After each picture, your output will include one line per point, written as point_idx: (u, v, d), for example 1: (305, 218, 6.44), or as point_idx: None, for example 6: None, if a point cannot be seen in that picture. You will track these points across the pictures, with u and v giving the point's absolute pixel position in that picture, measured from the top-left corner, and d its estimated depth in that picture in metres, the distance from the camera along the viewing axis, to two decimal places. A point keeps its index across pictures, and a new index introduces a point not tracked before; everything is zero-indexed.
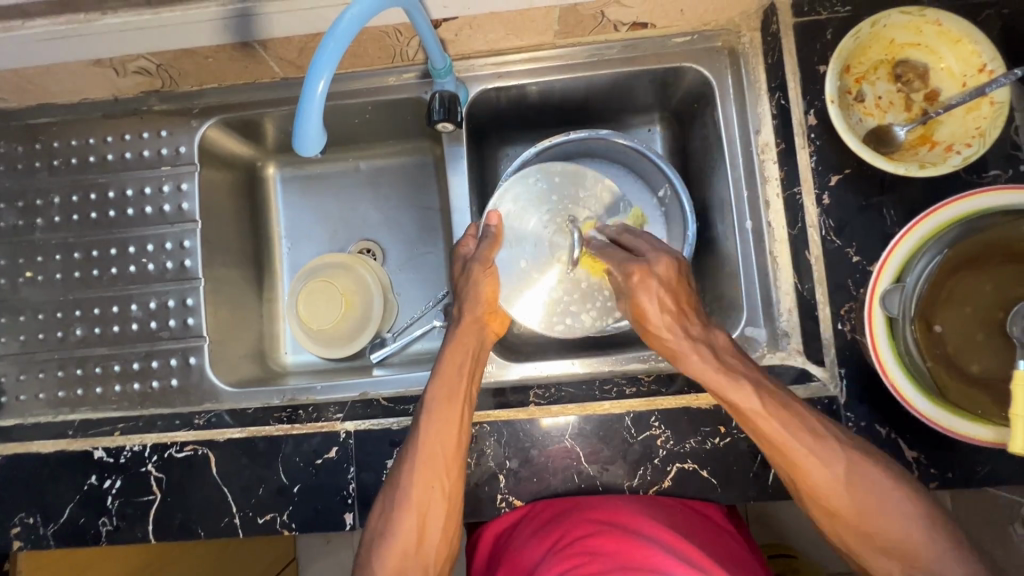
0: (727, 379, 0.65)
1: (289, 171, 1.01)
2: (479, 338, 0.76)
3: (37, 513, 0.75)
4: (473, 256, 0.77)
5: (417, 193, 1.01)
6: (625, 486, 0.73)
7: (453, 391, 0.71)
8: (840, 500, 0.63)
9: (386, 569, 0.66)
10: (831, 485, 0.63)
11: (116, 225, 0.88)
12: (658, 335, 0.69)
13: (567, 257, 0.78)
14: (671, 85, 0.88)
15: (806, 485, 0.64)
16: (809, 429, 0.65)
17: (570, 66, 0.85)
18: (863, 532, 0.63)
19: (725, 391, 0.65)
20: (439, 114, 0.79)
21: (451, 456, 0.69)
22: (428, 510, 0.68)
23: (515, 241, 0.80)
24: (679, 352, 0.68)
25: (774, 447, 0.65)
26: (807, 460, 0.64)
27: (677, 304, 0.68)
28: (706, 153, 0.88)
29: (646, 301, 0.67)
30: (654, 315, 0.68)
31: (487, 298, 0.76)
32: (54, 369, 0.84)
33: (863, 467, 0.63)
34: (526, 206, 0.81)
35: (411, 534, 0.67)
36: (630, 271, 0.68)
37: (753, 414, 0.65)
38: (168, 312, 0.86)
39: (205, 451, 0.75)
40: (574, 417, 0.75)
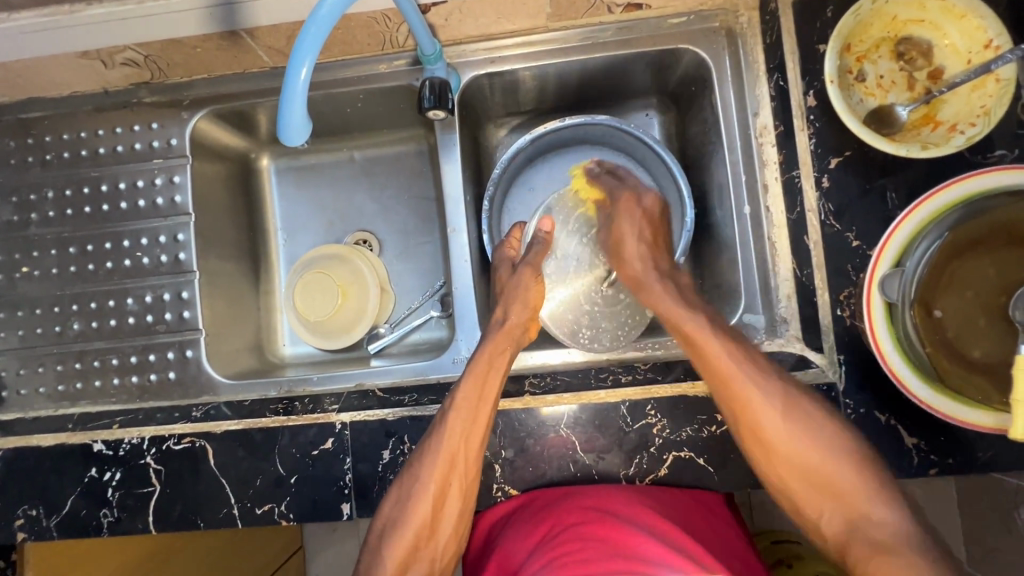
0: (684, 310, 0.73)
1: (284, 162, 1.00)
2: (518, 338, 0.77)
3: (39, 506, 0.76)
4: (519, 260, 0.82)
5: (413, 183, 1.00)
6: (621, 474, 0.73)
7: (483, 391, 0.70)
8: (777, 432, 0.67)
9: (395, 553, 0.68)
10: (772, 425, 0.67)
11: (109, 219, 0.87)
12: (625, 263, 0.80)
13: (601, 274, 0.85)
14: (668, 67, 0.86)
15: (749, 419, 0.68)
16: (754, 365, 0.69)
17: (565, 50, 0.84)
18: (790, 462, 0.67)
19: (684, 326, 0.72)
20: (429, 102, 0.77)
21: (473, 456, 0.69)
22: (446, 503, 0.69)
23: (563, 250, 0.87)
24: (646, 287, 0.77)
25: (723, 381, 0.68)
26: (754, 396, 0.67)
27: (648, 236, 0.81)
28: (704, 137, 0.87)
29: (629, 225, 0.81)
30: (631, 245, 0.80)
31: (534, 305, 0.79)
32: (53, 363, 0.85)
33: (798, 400, 0.68)
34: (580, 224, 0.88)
35: (425, 526, 0.68)
36: (620, 198, 0.83)
37: (703, 341, 0.70)
38: (163, 305, 0.86)
39: (202, 443, 0.76)
40: (570, 407, 0.74)
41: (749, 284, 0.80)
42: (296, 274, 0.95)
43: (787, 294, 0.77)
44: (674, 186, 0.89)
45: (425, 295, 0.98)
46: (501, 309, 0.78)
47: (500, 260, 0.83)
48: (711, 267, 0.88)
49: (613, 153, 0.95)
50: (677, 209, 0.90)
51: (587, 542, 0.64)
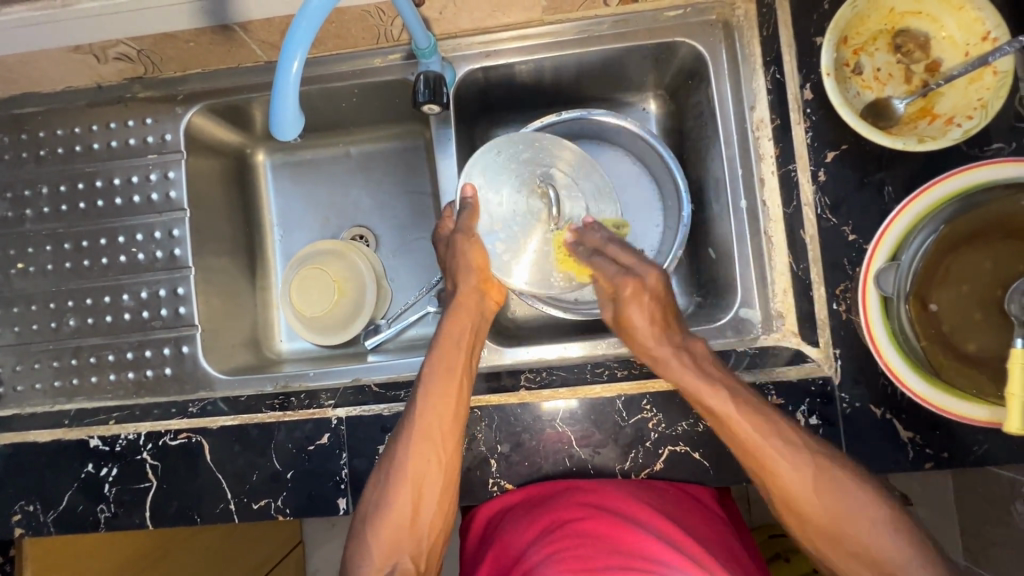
0: (706, 384, 0.67)
1: (279, 157, 1.00)
2: (480, 308, 0.75)
3: (37, 501, 0.76)
4: (454, 229, 0.74)
5: (409, 179, 1.00)
6: (616, 469, 0.73)
7: (450, 363, 0.71)
8: (810, 505, 0.64)
9: (380, 538, 0.68)
10: (803, 496, 0.64)
11: (104, 215, 0.87)
12: (640, 340, 0.71)
13: (548, 216, 0.76)
14: (664, 61, 0.86)
15: (779, 491, 0.65)
16: (784, 435, 0.65)
17: (561, 43, 0.83)
18: (826, 530, 0.64)
19: (699, 390, 0.67)
20: (423, 97, 0.76)
21: (449, 431, 0.69)
22: (425, 482, 0.68)
23: (498, 219, 0.76)
24: (662, 361, 0.70)
25: (747, 450, 0.66)
26: (783, 467, 0.64)
27: (659, 312, 0.70)
28: (701, 130, 0.86)
29: (635, 313, 0.70)
30: (642, 329, 0.70)
31: (480, 266, 0.74)
32: (49, 359, 0.85)
33: (833, 471, 0.64)
34: (495, 177, 0.77)
35: (406, 507, 0.68)
36: (625, 287, 0.69)
37: (729, 418, 0.66)
38: (159, 301, 0.86)
39: (198, 439, 0.76)
40: (566, 402, 0.74)
41: (745, 278, 0.80)
42: (296, 271, 0.95)
43: (783, 288, 0.77)
44: (671, 180, 0.89)
45: (422, 290, 0.98)
46: (451, 283, 0.76)
47: (443, 232, 0.80)
48: (708, 262, 0.88)
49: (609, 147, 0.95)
50: (674, 204, 0.90)
51: (581, 541, 0.64)
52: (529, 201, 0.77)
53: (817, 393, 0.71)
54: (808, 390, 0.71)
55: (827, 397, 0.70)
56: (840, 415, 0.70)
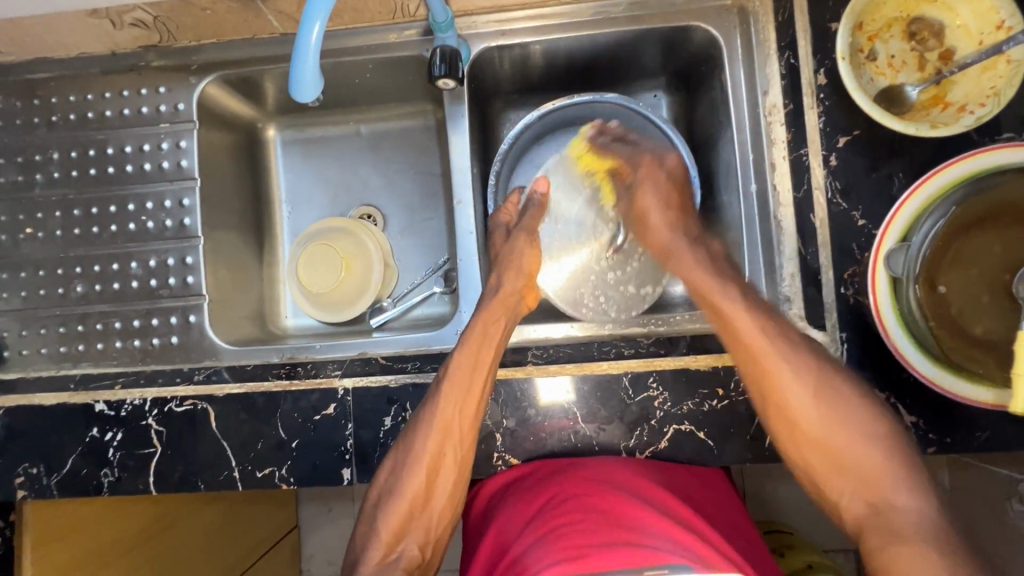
0: (716, 283, 0.71)
1: (291, 134, 1.01)
2: (513, 307, 0.77)
3: (40, 464, 0.75)
4: (516, 223, 0.84)
5: (419, 159, 1.01)
6: (621, 446, 0.73)
7: (477, 360, 0.71)
8: (805, 412, 0.67)
9: (390, 519, 0.69)
10: (800, 403, 0.67)
11: (115, 182, 0.87)
12: (653, 232, 0.80)
13: (606, 242, 0.86)
14: (678, 46, 0.87)
15: (776, 396, 0.67)
16: (785, 339, 0.68)
17: (576, 24, 0.84)
18: (829, 456, 0.66)
19: (715, 293, 0.71)
20: (440, 71, 0.77)
21: (470, 424, 0.70)
22: (442, 472, 0.70)
23: (561, 217, 0.87)
24: (674, 251, 0.78)
25: (751, 355, 0.68)
26: (782, 370, 0.67)
27: (674, 207, 0.80)
28: (712, 116, 0.87)
29: (649, 195, 0.80)
30: (656, 215, 0.80)
31: (528, 271, 0.80)
32: (55, 325, 0.85)
33: (831, 380, 0.67)
34: (576, 184, 0.88)
35: (419, 493, 0.69)
36: (643, 163, 0.82)
37: (736, 318, 0.68)
38: (168, 270, 0.85)
39: (204, 406, 0.75)
40: (572, 377, 0.74)
41: (754, 263, 0.80)
42: (306, 251, 0.94)
43: (791, 272, 0.77)
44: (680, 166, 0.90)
45: (429, 270, 0.99)
46: (495, 279, 0.79)
47: (495, 225, 0.85)
48: None
49: None
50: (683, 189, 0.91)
51: (581, 517, 0.64)
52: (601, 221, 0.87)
53: None
54: None
55: None
56: None
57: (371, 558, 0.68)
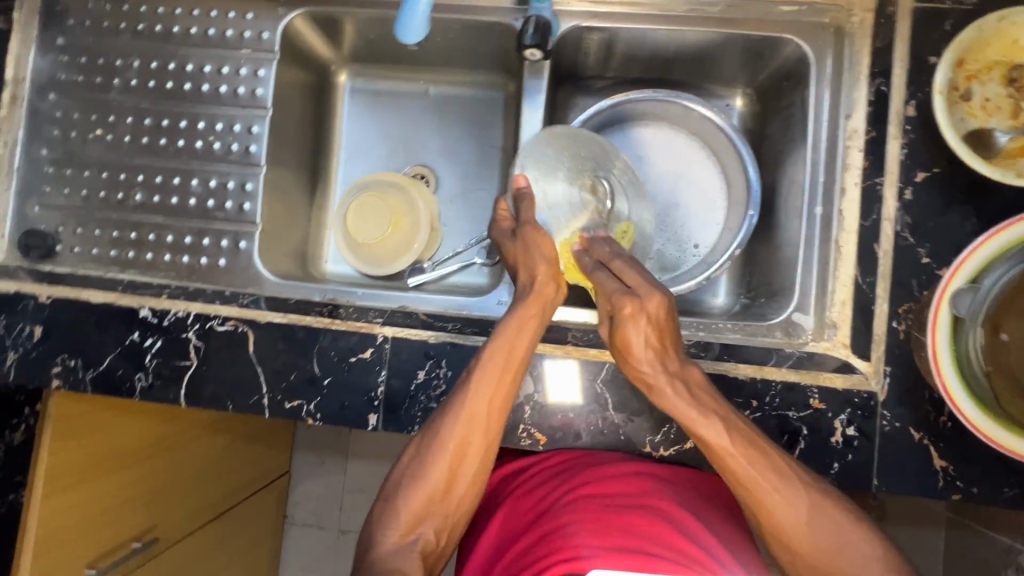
0: (699, 411, 0.62)
1: (361, 82, 1.03)
2: (550, 301, 0.69)
3: (78, 358, 0.77)
4: (519, 222, 0.72)
5: (483, 130, 1.03)
6: (647, 439, 0.74)
7: (507, 357, 0.67)
8: (797, 537, 0.61)
9: (411, 504, 0.68)
10: (792, 522, 0.61)
11: (188, 98, 0.87)
12: (635, 365, 0.62)
13: (597, 206, 0.78)
14: (765, 57, 0.87)
15: (767, 517, 0.62)
16: (771, 460, 0.62)
17: (669, 18, 0.84)
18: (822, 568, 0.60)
19: (693, 419, 0.62)
20: (530, 39, 0.76)
21: (497, 417, 0.68)
22: (464, 464, 0.68)
23: (553, 204, 0.77)
24: (654, 387, 0.63)
25: (735, 480, 0.62)
26: (768, 493, 0.61)
27: (657, 348, 0.61)
28: (786, 133, 0.87)
29: (634, 334, 0.60)
30: (637, 350, 0.61)
31: (554, 254, 0.68)
32: (110, 229, 0.86)
33: (824, 504, 0.62)
34: (550, 170, 0.79)
35: (439, 484, 0.68)
36: (621, 306, 0.60)
37: (714, 441, 0.62)
38: (226, 192, 0.86)
39: (245, 329, 0.76)
40: (609, 363, 0.75)
41: (805, 284, 0.80)
42: (360, 199, 0.94)
43: (843, 299, 0.76)
44: (742, 180, 0.94)
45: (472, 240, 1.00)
46: (524, 274, 0.69)
47: (500, 235, 0.75)
48: (765, 266, 0.90)
49: (683, 137, 0.99)
50: (740, 204, 0.95)
51: (601, 513, 0.65)
52: (581, 192, 0.79)
53: (859, 405, 0.71)
54: (850, 400, 0.71)
55: (868, 410, 0.71)
56: (877, 431, 0.70)
57: (387, 538, 0.68)
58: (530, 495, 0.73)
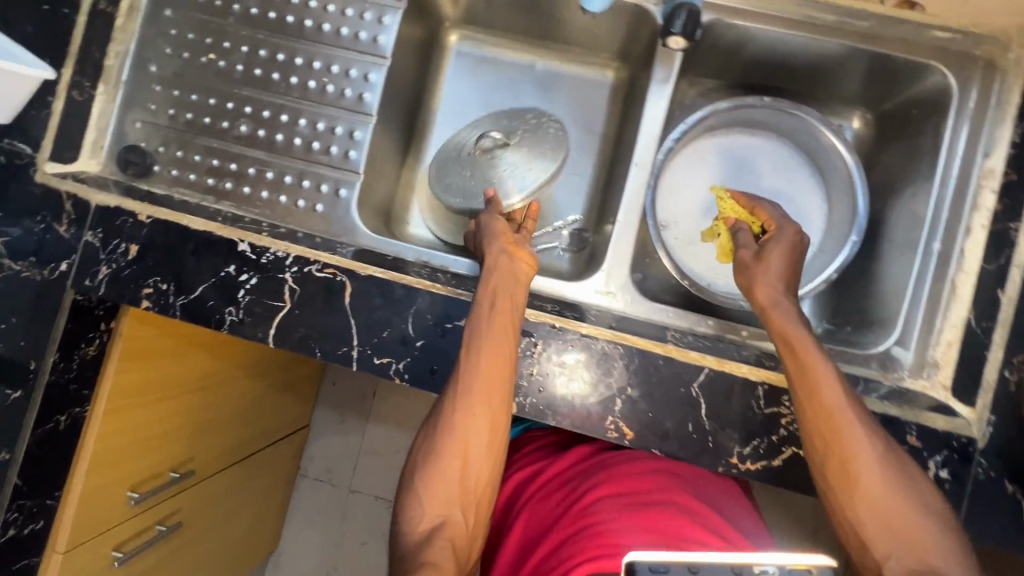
0: (806, 334, 0.66)
1: (470, 47, 1.01)
2: (514, 267, 0.74)
3: (171, 282, 0.76)
4: (485, 218, 0.81)
5: (585, 113, 1.01)
6: (735, 451, 0.71)
7: (494, 313, 0.69)
8: (872, 484, 0.60)
9: (429, 489, 0.65)
10: (869, 464, 0.60)
11: (306, 35, 0.84)
12: (766, 281, 0.71)
13: (482, 148, 0.91)
14: (901, 82, 0.84)
15: (846, 459, 0.61)
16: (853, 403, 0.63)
17: (813, 26, 0.81)
18: (876, 506, 0.59)
19: (801, 340, 0.66)
20: (678, 27, 0.73)
21: (497, 391, 0.67)
22: (473, 444, 0.66)
23: (507, 176, 0.88)
24: (773, 305, 0.69)
25: (826, 413, 0.62)
26: (853, 432, 0.61)
27: (791, 273, 0.72)
28: (908, 162, 0.85)
29: (779, 257, 0.72)
30: (775, 272, 0.72)
31: (503, 228, 0.78)
32: (210, 157, 0.84)
33: (895, 456, 0.61)
34: (473, 171, 0.90)
35: (454, 461, 0.65)
36: (785, 228, 0.75)
37: (814, 362, 0.64)
38: (333, 137, 0.84)
39: (343, 279, 0.75)
40: (708, 369, 0.72)
41: (909, 319, 0.78)
42: (443, 160, 0.93)
43: (949, 340, 0.75)
44: (848, 204, 0.92)
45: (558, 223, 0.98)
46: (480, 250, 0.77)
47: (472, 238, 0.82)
48: (860, 294, 0.88)
49: (790, 152, 0.98)
50: (840, 229, 0.93)
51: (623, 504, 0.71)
52: (470, 157, 0.91)
53: (957, 448, 0.70)
54: (948, 442, 0.70)
55: (965, 456, 0.70)
56: (972, 477, 0.69)
57: (415, 531, 0.65)
58: (555, 493, 0.78)
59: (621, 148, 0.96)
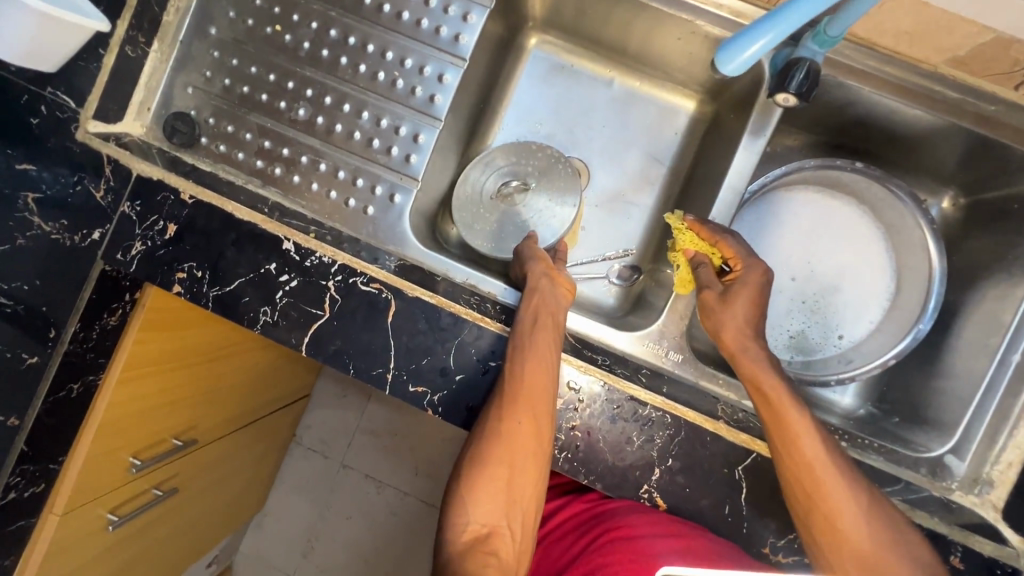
0: (780, 384, 0.66)
1: (548, 52, 0.94)
2: (553, 294, 0.71)
3: (206, 271, 0.71)
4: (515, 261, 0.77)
5: (658, 143, 0.94)
6: (769, 541, 0.68)
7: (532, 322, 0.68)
8: (858, 533, 0.61)
9: (475, 498, 0.62)
10: (852, 514, 0.61)
11: (384, 23, 0.78)
12: (727, 328, 0.70)
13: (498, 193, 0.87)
14: (1013, 174, 0.78)
15: (828, 510, 0.62)
16: (837, 456, 0.64)
17: (932, 100, 0.75)
18: (861, 555, 0.60)
19: (774, 391, 0.66)
20: (793, 86, 0.67)
21: (540, 403, 0.64)
22: (520, 451, 0.63)
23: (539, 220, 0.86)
24: (741, 355, 0.69)
25: (809, 466, 0.63)
26: (836, 482, 0.62)
27: (756, 315, 0.70)
28: (999, 261, 0.80)
29: (738, 302, 0.70)
30: (734, 318, 0.70)
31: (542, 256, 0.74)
32: (262, 137, 0.79)
33: (878, 505, 0.63)
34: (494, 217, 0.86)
35: (499, 471, 0.63)
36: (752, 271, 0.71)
37: (788, 412, 0.65)
38: (395, 137, 0.78)
39: (388, 297, 0.70)
40: (757, 455, 0.69)
41: (970, 429, 0.74)
42: (462, 208, 0.87)
43: (1010, 460, 0.72)
44: (921, 288, 0.86)
45: (610, 255, 0.93)
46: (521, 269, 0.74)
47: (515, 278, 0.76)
48: (915, 387, 0.84)
49: (866, 222, 0.92)
50: (904, 313, 0.87)
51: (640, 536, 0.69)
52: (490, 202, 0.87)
53: None
54: (992, 569, 0.68)
55: None
56: None
57: (459, 539, 0.61)
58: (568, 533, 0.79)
59: (691, 189, 0.90)
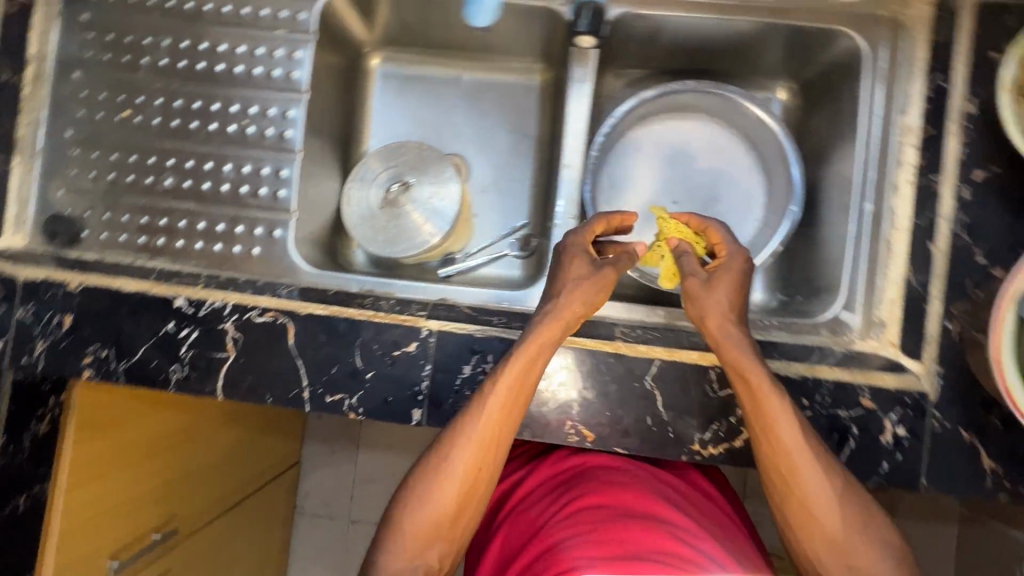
0: (767, 379, 0.63)
1: (392, 67, 1.01)
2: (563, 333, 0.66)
3: (111, 348, 0.74)
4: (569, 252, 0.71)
5: (517, 118, 1.01)
6: (695, 437, 0.71)
7: (523, 368, 0.65)
8: (830, 516, 0.61)
9: (412, 534, 0.63)
10: (825, 498, 0.61)
11: (221, 81, 0.84)
12: (708, 309, 0.67)
13: (385, 196, 0.92)
14: (816, 49, 0.85)
15: (802, 494, 0.62)
16: (819, 449, 0.63)
17: (720, 7, 0.83)
18: (830, 538, 0.61)
19: (759, 381, 0.63)
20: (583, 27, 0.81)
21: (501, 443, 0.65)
22: (471, 499, 0.64)
23: (429, 204, 0.91)
24: (724, 334, 0.66)
25: (789, 454, 0.62)
26: (814, 472, 0.61)
27: (739, 301, 0.68)
28: (834, 128, 0.86)
29: (721, 291, 0.67)
30: (717, 304, 0.67)
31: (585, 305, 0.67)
32: (139, 214, 0.83)
33: (854, 487, 0.63)
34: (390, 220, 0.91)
35: (446, 512, 0.63)
36: (738, 261, 0.70)
37: (775, 404, 0.63)
38: (261, 178, 0.83)
39: (284, 321, 0.74)
40: (658, 360, 0.73)
41: (853, 282, 0.79)
42: (360, 224, 0.91)
43: (892, 297, 0.75)
44: (784, 174, 0.92)
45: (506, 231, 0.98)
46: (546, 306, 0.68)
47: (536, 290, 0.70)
48: (806, 263, 0.89)
49: (724, 131, 0.98)
50: (779, 200, 0.93)
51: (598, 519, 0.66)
52: (382, 206, 0.92)
53: (910, 405, 0.71)
54: (901, 400, 0.71)
55: (919, 411, 0.71)
56: (927, 430, 0.70)
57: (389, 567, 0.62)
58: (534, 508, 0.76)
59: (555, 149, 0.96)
